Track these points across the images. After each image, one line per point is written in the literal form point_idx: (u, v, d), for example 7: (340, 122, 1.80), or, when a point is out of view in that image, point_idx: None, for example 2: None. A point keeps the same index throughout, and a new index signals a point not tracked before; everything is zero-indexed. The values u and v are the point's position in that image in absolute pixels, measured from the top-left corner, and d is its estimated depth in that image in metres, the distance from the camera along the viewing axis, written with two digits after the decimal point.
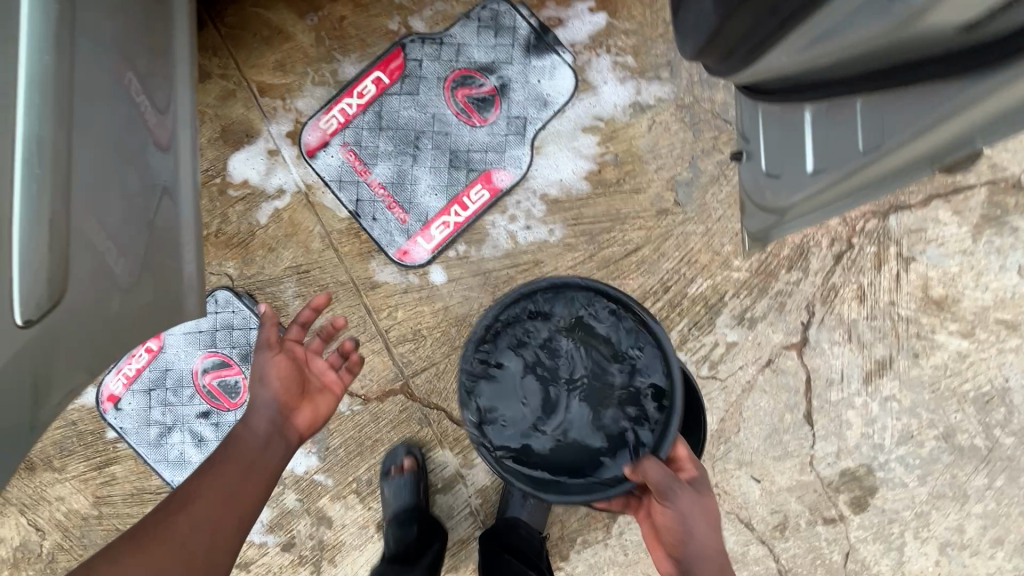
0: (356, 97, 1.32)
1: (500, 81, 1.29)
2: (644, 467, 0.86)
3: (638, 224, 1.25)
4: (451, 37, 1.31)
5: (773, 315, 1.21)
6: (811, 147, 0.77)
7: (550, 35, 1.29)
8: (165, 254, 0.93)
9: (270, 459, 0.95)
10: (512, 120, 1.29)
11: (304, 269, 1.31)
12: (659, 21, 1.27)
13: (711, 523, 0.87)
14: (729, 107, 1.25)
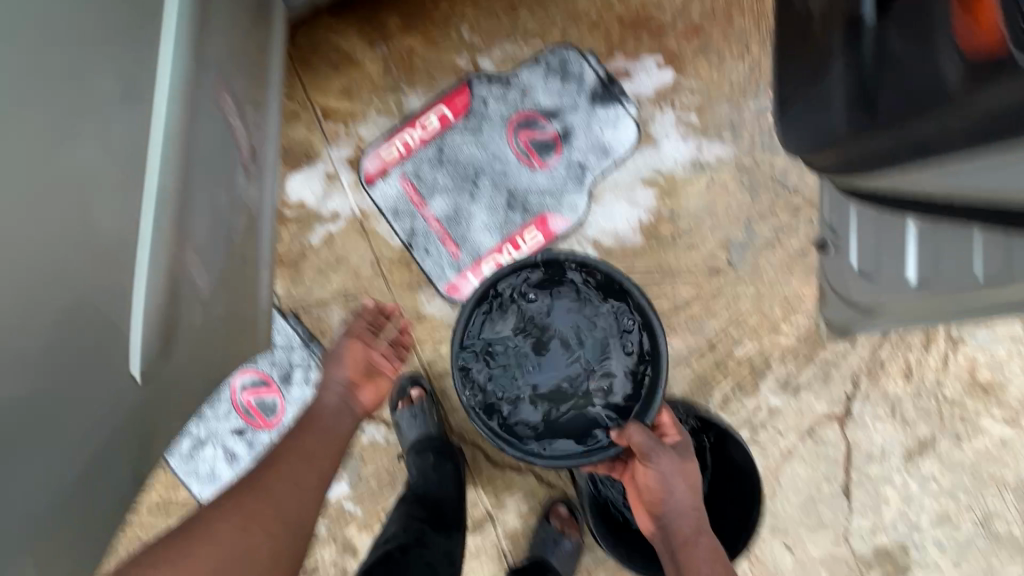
0: (419, 129, 1.33)
1: (563, 127, 1.31)
2: (628, 433, 1.01)
3: (689, 281, 1.26)
4: (517, 79, 1.33)
5: (818, 384, 1.21)
6: (914, 261, 0.94)
7: (616, 86, 1.31)
8: (242, 276, 1.05)
9: (341, 433, 1.04)
10: (571, 167, 1.30)
11: (352, 295, 1.32)
12: (724, 82, 1.29)
13: (687, 486, 1.01)
14: (788, 173, 1.26)
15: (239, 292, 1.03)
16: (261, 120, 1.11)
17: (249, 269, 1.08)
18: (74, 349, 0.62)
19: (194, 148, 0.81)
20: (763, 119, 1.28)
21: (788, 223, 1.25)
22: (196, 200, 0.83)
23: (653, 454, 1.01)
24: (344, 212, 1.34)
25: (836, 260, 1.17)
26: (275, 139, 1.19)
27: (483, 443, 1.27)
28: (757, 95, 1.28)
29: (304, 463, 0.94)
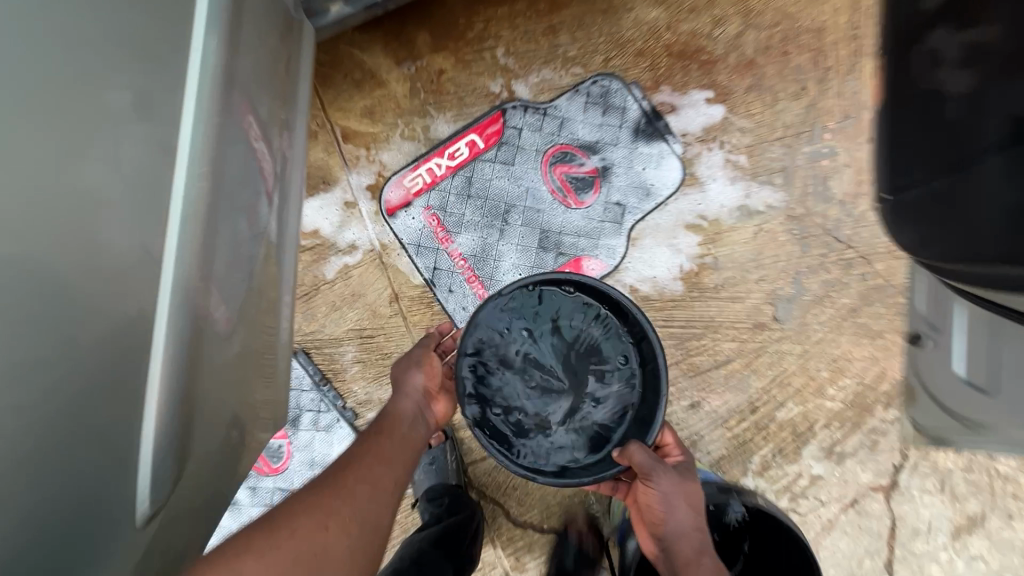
0: (446, 158, 1.25)
1: (602, 163, 1.22)
2: (630, 451, 0.92)
3: (731, 335, 1.18)
4: (555, 109, 1.24)
5: (864, 453, 1.14)
6: None
7: (661, 122, 1.22)
8: (264, 327, 0.93)
9: (417, 441, 0.93)
10: (610, 207, 1.21)
11: (368, 334, 1.23)
12: (778, 123, 1.20)
13: (692, 507, 0.92)
14: (842, 224, 1.18)
15: (259, 349, 0.91)
16: (287, 151, 1.00)
17: (270, 318, 0.97)
18: (56, 417, 0.49)
19: (223, 169, 0.69)
20: (818, 165, 1.19)
21: (839, 278, 1.17)
22: (225, 237, 0.71)
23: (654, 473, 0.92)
24: (361, 243, 1.24)
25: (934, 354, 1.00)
26: (299, 172, 1.08)
27: (506, 499, 1.18)
28: (812, 139, 1.20)
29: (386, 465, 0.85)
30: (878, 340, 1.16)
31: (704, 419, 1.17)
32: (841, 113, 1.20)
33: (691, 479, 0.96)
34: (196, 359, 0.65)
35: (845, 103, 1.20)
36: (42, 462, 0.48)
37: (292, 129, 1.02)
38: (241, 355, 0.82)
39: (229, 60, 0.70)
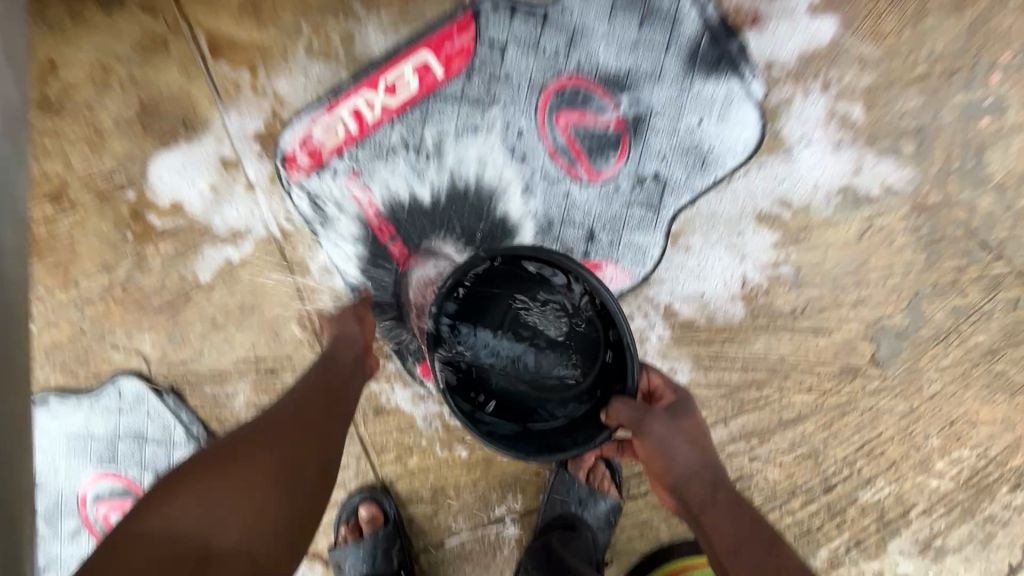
0: (382, 92, 0.77)
1: (634, 109, 0.76)
2: (612, 413, 0.61)
3: (807, 384, 0.80)
4: (561, 13, 0.75)
5: (972, 549, 0.82)
6: None
7: (733, 43, 0.75)
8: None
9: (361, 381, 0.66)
10: (642, 185, 0.77)
11: (267, 367, 0.81)
12: (920, 53, 0.75)
13: (703, 447, 0.61)
14: (995, 223, 0.77)
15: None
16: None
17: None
18: None
19: None
20: (974, 127, 0.75)
21: (978, 305, 0.78)
22: None
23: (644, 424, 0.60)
24: (247, 227, 0.79)
25: None
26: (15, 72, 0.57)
27: None
28: (971, 82, 0.75)
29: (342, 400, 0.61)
30: (1018, 397, 0.79)
31: (757, 498, 0.82)
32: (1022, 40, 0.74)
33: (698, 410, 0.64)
34: None
35: None
36: None
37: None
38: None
39: None
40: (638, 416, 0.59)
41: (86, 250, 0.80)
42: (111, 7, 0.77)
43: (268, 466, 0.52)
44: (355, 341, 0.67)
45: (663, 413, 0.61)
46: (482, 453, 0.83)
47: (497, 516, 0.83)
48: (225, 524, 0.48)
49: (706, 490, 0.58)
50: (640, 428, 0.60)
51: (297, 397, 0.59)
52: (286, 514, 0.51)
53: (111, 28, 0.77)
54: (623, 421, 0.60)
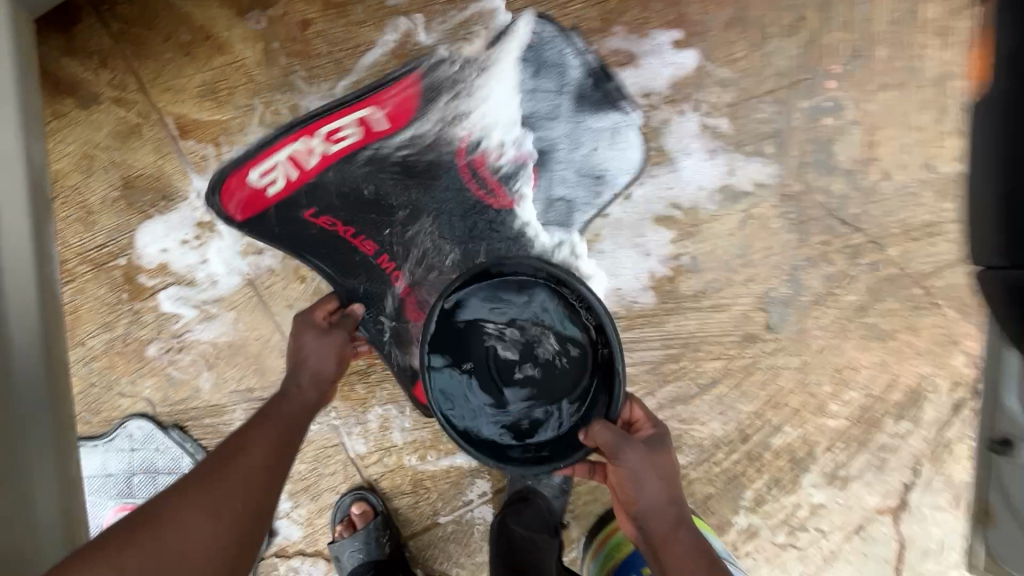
0: (321, 141, 0.91)
1: (538, 146, 0.91)
2: (593, 432, 0.72)
3: (715, 353, 0.95)
4: (467, 74, 0.91)
5: (871, 474, 0.97)
6: None
7: (610, 82, 0.90)
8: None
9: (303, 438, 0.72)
10: (553, 205, 0.92)
11: (257, 395, 0.94)
12: (767, 71, 0.91)
13: (670, 484, 0.72)
14: (848, 201, 0.93)
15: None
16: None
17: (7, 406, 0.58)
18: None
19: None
20: (819, 125, 0.92)
21: (845, 270, 0.94)
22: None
23: (623, 454, 0.71)
24: (226, 276, 0.92)
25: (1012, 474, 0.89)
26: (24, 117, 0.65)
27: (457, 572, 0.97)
28: (811, 90, 0.91)
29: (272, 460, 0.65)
30: (889, 342, 0.95)
31: (687, 455, 0.96)
32: (849, 51, 0.91)
33: (668, 448, 0.75)
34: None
35: (853, 37, 0.91)
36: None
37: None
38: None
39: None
40: (617, 444, 0.70)
41: (88, 313, 0.92)
42: (88, 103, 0.90)
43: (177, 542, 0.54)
44: (323, 375, 0.77)
45: (639, 447, 0.72)
46: (451, 450, 0.96)
47: (471, 498, 0.97)
48: None
49: (669, 525, 0.70)
50: (617, 454, 0.71)
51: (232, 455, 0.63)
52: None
53: (89, 122, 0.90)
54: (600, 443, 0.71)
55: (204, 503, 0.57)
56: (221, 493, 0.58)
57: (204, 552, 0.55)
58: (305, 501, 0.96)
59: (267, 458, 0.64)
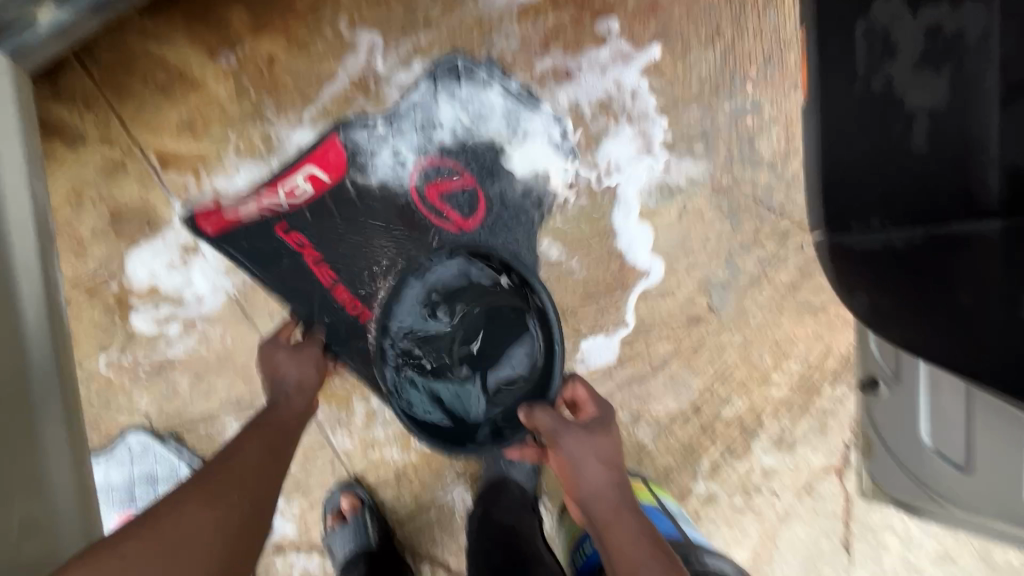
0: (281, 194, 1.00)
1: (480, 175, 1.02)
2: (533, 413, 0.81)
3: (664, 335, 1.04)
4: (409, 115, 1.01)
5: (814, 437, 1.06)
6: (929, 417, 0.82)
7: (531, 104, 1.01)
8: (32, 450, 0.65)
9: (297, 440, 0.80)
10: (501, 219, 1.02)
11: (247, 402, 1.02)
12: (691, 78, 1.01)
13: (609, 465, 0.76)
14: (774, 190, 1.03)
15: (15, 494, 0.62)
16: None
17: (38, 430, 0.67)
18: None
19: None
20: (742, 124, 1.02)
21: (776, 253, 1.04)
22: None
23: (558, 435, 0.77)
24: (211, 295, 1.00)
25: (890, 407, 0.91)
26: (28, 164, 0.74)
27: (443, 554, 1.05)
28: (732, 93, 1.01)
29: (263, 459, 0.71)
30: (820, 315, 1.05)
31: (647, 431, 1.05)
32: (763, 56, 1.01)
33: (608, 430, 0.80)
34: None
35: (766, 44, 1.01)
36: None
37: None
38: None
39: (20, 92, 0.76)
40: (553, 425, 0.78)
41: (84, 336, 0.99)
42: (74, 143, 0.97)
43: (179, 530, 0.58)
44: (307, 386, 0.86)
45: (576, 431, 0.78)
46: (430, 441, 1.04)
47: (452, 484, 1.05)
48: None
49: (611, 506, 0.73)
50: (555, 434, 0.78)
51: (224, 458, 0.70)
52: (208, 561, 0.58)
53: (76, 160, 0.97)
54: (543, 425, 0.79)
55: (201, 497, 0.62)
56: (217, 488, 0.64)
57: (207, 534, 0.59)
58: (298, 498, 1.03)
59: (259, 461, 0.70)
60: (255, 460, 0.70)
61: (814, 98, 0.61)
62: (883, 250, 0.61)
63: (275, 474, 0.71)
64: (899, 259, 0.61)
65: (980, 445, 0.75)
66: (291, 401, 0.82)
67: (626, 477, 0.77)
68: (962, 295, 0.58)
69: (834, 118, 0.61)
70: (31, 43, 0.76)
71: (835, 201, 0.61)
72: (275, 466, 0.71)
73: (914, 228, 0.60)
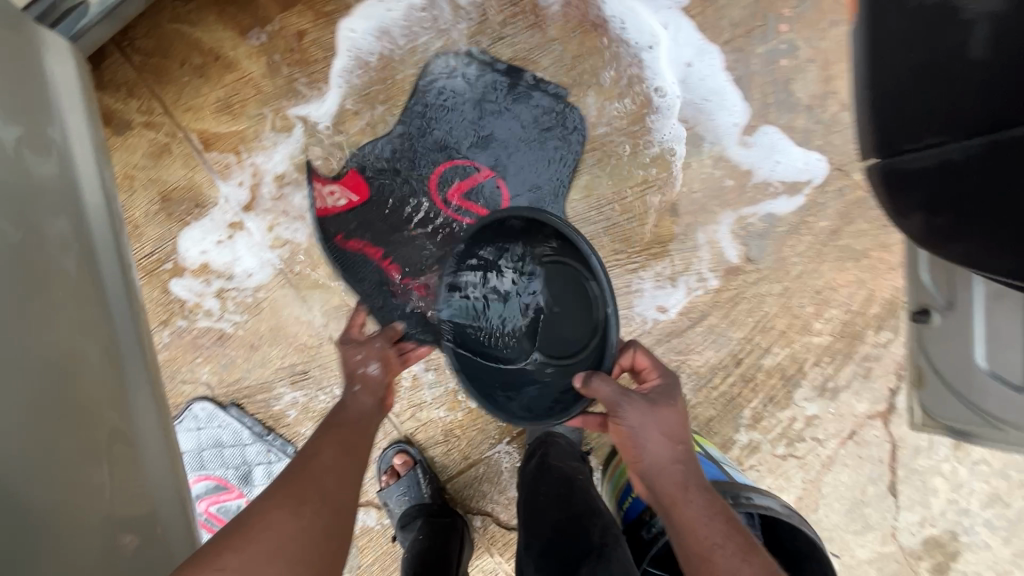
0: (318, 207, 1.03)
1: (500, 162, 1.02)
2: (593, 385, 0.73)
3: (701, 288, 1.04)
4: (417, 112, 1.02)
5: (858, 383, 1.06)
6: (981, 340, 0.83)
7: (525, 78, 1.01)
8: (129, 415, 0.73)
9: (372, 440, 0.79)
10: (545, 186, 1.02)
11: (299, 369, 1.07)
12: (721, 24, 0.99)
13: (673, 441, 0.74)
14: (812, 133, 1.00)
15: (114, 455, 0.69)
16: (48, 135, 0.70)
17: (131, 394, 0.75)
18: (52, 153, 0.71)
19: (58, 97, 0.75)
20: (777, 67, 0.99)
21: (815, 199, 1.02)
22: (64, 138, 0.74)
23: (624, 407, 0.73)
24: (258, 269, 1.04)
25: (948, 325, 0.90)
26: (93, 144, 0.80)
27: (493, 507, 1.10)
28: (765, 35, 0.99)
29: (344, 465, 0.71)
30: (863, 261, 1.03)
31: (687, 383, 1.06)
32: None
33: (673, 403, 0.76)
34: (84, 237, 0.73)
35: None
36: (75, 206, 0.72)
37: (50, 97, 0.73)
38: (64, 488, 0.61)
39: (83, 76, 0.82)
40: (616, 397, 0.72)
41: None
42: (121, 129, 1.01)
43: (267, 545, 0.60)
44: (375, 382, 0.84)
45: (641, 404, 0.74)
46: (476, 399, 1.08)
47: (499, 441, 1.09)
48: None
49: (677, 483, 0.71)
50: (619, 406, 0.73)
51: (300, 464, 0.70)
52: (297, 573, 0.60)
53: (124, 145, 1.01)
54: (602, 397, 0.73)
55: (287, 504, 0.64)
56: (301, 495, 0.66)
57: (296, 546, 0.61)
58: None
59: (337, 464, 0.71)
60: (333, 465, 0.70)
61: (860, 22, 0.59)
62: (939, 169, 0.55)
63: (355, 477, 0.71)
64: (962, 178, 0.53)
65: None
66: (362, 397, 0.82)
67: (692, 457, 0.75)
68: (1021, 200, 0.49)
69: (884, 30, 0.56)
70: (85, 27, 0.81)
71: (890, 126, 0.58)
72: (353, 471, 0.71)
73: (975, 135, 0.52)
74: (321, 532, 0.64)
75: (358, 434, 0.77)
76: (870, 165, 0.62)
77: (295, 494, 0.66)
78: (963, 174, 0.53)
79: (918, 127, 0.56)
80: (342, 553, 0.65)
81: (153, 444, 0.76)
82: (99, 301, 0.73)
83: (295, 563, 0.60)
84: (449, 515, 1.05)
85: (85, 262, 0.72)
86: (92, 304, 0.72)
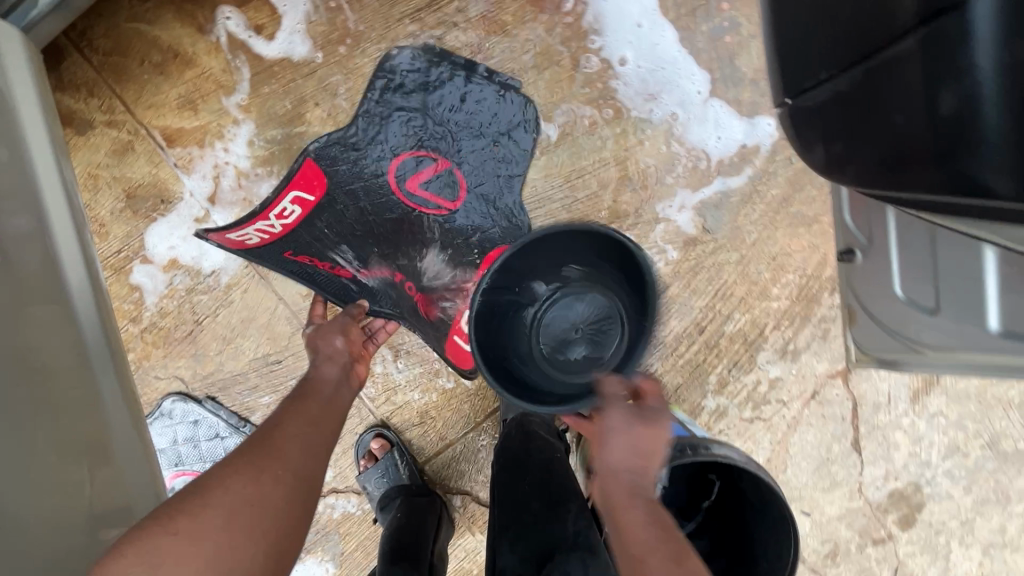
0: (275, 220, 1.00)
1: (454, 155, 1.05)
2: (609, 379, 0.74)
3: (662, 260, 1.07)
4: (371, 105, 1.04)
5: (817, 344, 1.09)
6: (897, 272, 0.93)
7: (479, 70, 1.04)
8: (96, 413, 0.73)
9: (342, 406, 0.84)
10: (499, 177, 1.06)
11: (273, 359, 1.08)
12: (667, 3, 1.03)
13: (644, 455, 0.67)
14: (759, 106, 1.05)
15: (91, 454, 0.70)
16: None
17: (99, 391, 0.75)
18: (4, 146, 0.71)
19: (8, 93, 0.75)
20: (721, 44, 1.04)
21: (766, 169, 1.06)
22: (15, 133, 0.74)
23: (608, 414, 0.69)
24: (226, 263, 1.05)
25: (869, 266, 0.99)
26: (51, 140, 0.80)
27: (472, 486, 1.12)
28: (708, 13, 1.03)
29: (309, 435, 0.74)
30: (815, 226, 1.07)
31: (654, 353, 1.09)
32: None
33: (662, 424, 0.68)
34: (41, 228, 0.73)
35: None
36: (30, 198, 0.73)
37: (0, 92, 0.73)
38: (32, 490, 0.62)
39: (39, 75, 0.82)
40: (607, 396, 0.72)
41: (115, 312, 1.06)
42: (83, 129, 1.02)
43: (223, 505, 0.61)
44: (340, 355, 0.90)
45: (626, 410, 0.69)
46: (449, 380, 1.10)
47: (474, 421, 1.11)
48: (187, 555, 0.57)
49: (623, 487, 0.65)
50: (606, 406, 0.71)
51: (264, 432, 0.72)
52: (255, 534, 0.60)
53: (86, 145, 1.02)
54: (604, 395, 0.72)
55: (247, 470, 0.65)
56: (262, 463, 0.67)
57: (256, 508, 0.62)
58: None
59: (301, 435, 0.73)
60: (297, 434, 0.73)
61: None
62: (832, 101, 0.58)
63: (319, 445, 0.74)
64: (851, 106, 0.57)
65: (945, 284, 0.85)
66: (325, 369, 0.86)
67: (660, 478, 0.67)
68: (896, 116, 0.53)
69: None
70: (36, 19, 0.82)
71: (793, 63, 0.61)
72: (317, 439, 0.74)
73: (856, 64, 0.55)
74: (283, 494, 0.65)
75: (322, 404, 0.80)
76: (783, 108, 0.65)
77: (258, 457, 0.67)
78: (850, 102, 0.56)
79: (811, 65, 0.59)
80: (305, 516, 0.66)
81: (126, 440, 0.76)
82: (58, 296, 0.73)
83: (257, 523, 0.61)
84: (428, 495, 1.06)
85: (42, 258, 0.72)
86: (48, 297, 0.72)
